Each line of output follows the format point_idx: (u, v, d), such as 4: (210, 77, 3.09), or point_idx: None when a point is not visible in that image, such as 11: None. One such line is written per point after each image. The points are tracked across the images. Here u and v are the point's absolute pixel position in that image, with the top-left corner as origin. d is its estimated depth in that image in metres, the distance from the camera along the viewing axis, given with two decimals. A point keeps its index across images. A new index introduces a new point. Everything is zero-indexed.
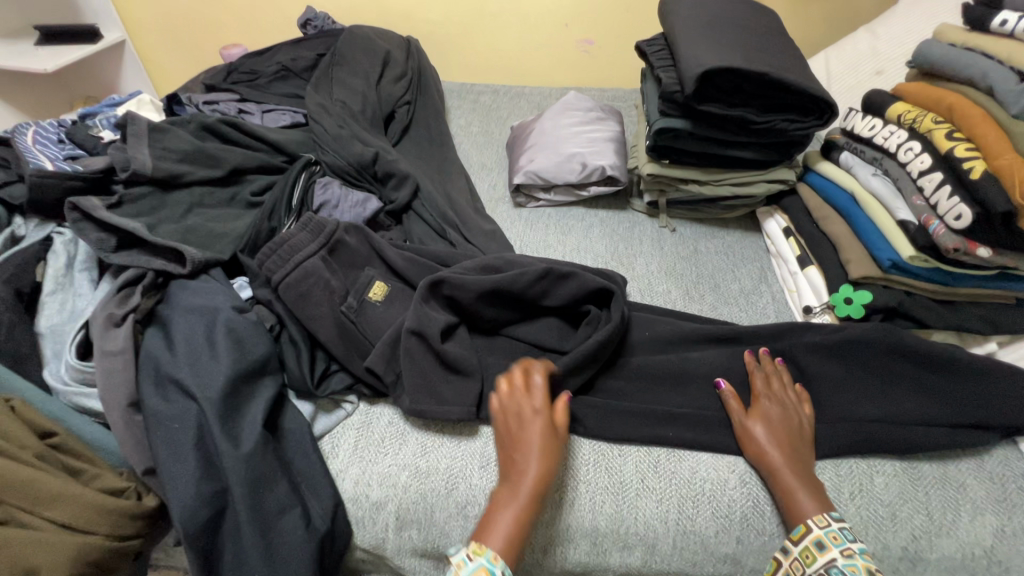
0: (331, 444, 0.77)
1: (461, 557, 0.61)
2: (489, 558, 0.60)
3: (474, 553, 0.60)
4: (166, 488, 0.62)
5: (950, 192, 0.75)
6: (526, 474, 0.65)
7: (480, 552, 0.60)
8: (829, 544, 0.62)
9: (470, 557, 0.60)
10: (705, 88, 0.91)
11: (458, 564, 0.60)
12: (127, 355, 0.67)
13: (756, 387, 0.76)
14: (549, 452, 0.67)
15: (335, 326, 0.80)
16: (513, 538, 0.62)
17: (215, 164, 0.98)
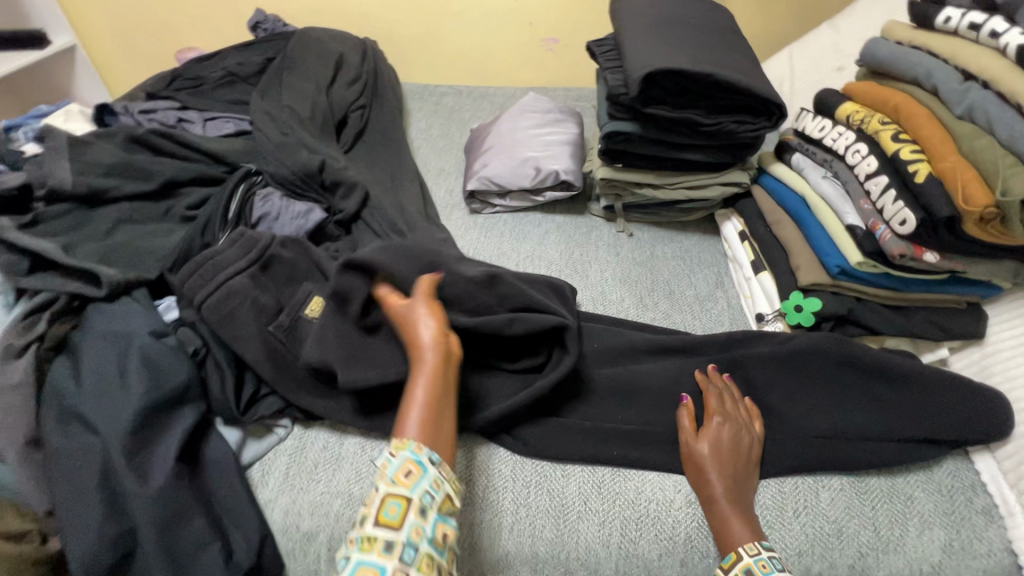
0: (261, 471, 0.73)
1: (385, 459, 0.57)
2: (411, 449, 0.57)
3: (396, 450, 0.57)
4: (67, 530, 0.58)
5: (895, 196, 0.72)
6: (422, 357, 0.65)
7: (401, 447, 0.57)
8: (758, 572, 0.60)
9: (391, 452, 0.57)
10: (650, 91, 0.88)
11: (381, 464, 0.57)
12: (28, 387, 0.64)
13: (711, 405, 0.73)
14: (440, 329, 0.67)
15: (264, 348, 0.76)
16: (430, 422, 0.60)
17: (146, 177, 0.93)
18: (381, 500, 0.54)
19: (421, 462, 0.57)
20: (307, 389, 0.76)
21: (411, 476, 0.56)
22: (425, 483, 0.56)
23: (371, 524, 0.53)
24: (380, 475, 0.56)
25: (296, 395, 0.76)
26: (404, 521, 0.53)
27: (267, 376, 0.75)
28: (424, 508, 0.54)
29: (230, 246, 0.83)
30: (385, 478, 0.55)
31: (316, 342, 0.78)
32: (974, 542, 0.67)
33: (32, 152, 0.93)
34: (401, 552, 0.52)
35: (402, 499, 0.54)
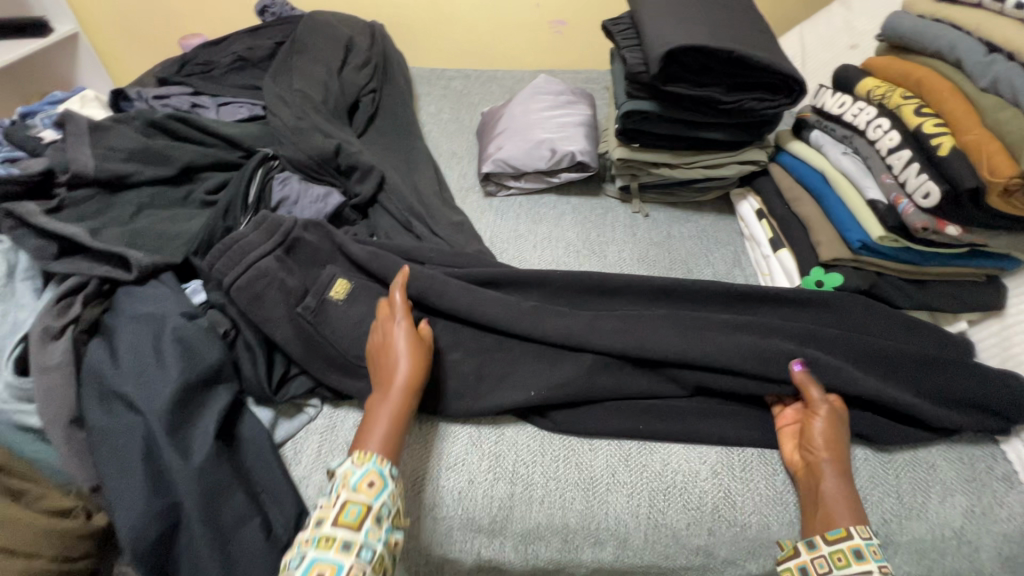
0: (294, 449, 0.74)
1: (348, 467, 0.61)
2: (375, 461, 0.61)
3: (360, 460, 0.61)
4: (112, 505, 0.59)
5: (918, 170, 0.73)
6: (394, 377, 0.68)
7: (365, 458, 0.62)
8: (868, 555, 0.59)
9: (355, 462, 0.61)
10: (670, 68, 0.88)
11: (344, 472, 0.60)
12: (67, 368, 0.65)
13: (809, 395, 0.70)
14: (415, 353, 0.70)
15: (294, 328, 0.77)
16: (389, 438, 0.64)
17: (165, 162, 0.93)
18: (342, 503, 0.58)
19: (382, 473, 0.61)
20: (335, 369, 0.77)
21: (374, 487, 0.60)
22: (386, 496, 0.60)
23: (329, 525, 0.57)
24: (342, 483, 0.60)
25: (326, 374, 0.77)
26: (361, 524, 0.57)
27: (297, 355, 0.76)
28: (374, 516, 0.58)
29: (254, 230, 0.83)
30: (348, 485, 0.59)
31: (342, 321, 0.79)
32: (995, 508, 0.69)
33: (50, 137, 0.93)
34: (359, 551, 0.56)
35: (362, 505, 0.58)
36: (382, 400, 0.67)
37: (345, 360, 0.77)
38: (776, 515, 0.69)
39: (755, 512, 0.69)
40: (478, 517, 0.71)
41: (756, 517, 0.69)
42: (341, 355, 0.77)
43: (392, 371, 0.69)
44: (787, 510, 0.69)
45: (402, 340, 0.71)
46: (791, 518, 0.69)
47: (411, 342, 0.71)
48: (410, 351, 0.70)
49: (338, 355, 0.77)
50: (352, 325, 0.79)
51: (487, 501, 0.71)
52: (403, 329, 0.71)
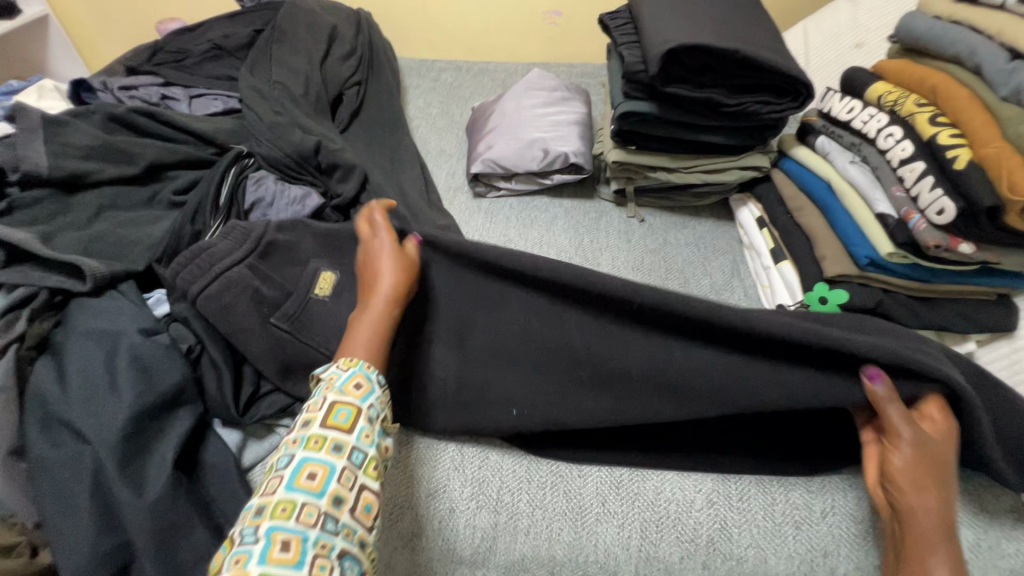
0: (264, 474, 0.69)
1: (333, 372, 0.57)
2: (363, 365, 0.58)
3: (345, 365, 0.57)
4: (56, 545, 0.54)
5: (932, 184, 0.69)
6: (379, 289, 0.65)
7: (350, 363, 0.58)
8: None
9: (341, 368, 0.57)
10: (670, 68, 0.83)
11: (328, 378, 0.56)
12: (10, 393, 0.60)
13: (886, 417, 0.61)
14: (402, 266, 0.68)
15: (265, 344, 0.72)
16: (376, 348, 0.61)
17: (129, 160, 0.87)
18: (331, 404, 0.53)
19: (369, 377, 0.57)
20: (311, 387, 0.72)
21: (361, 389, 0.56)
22: (374, 399, 0.56)
23: (283, 491, 0.47)
24: (328, 387, 0.55)
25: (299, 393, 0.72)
26: (353, 427, 0.53)
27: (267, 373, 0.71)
28: (365, 420, 0.54)
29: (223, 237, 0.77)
30: (333, 388, 0.55)
31: (322, 330, 0.73)
32: (1003, 542, 0.65)
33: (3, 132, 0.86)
34: (350, 454, 0.51)
35: (352, 407, 0.54)
36: (367, 308, 0.64)
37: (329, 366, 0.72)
38: (773, 548, 0.65)
39: (753, 545, 0.65)
40: (459, 549, 0.67)
41: (753, 551, 0.65)
42: (316, 373, 0.72)
43: (377, 283, 0.66)
44: (785, 543, 0.65)
45: (387, 256, 0.68)
46: (789, 551, 0.65)
47: (393, 255, 0.69)
48: (397, 265, 0.68)
49: (324, 360, 0.72)
50: (333, 331, 0.73)
51: (470, 532, 0.67)
52: (387, 245, 0.69)
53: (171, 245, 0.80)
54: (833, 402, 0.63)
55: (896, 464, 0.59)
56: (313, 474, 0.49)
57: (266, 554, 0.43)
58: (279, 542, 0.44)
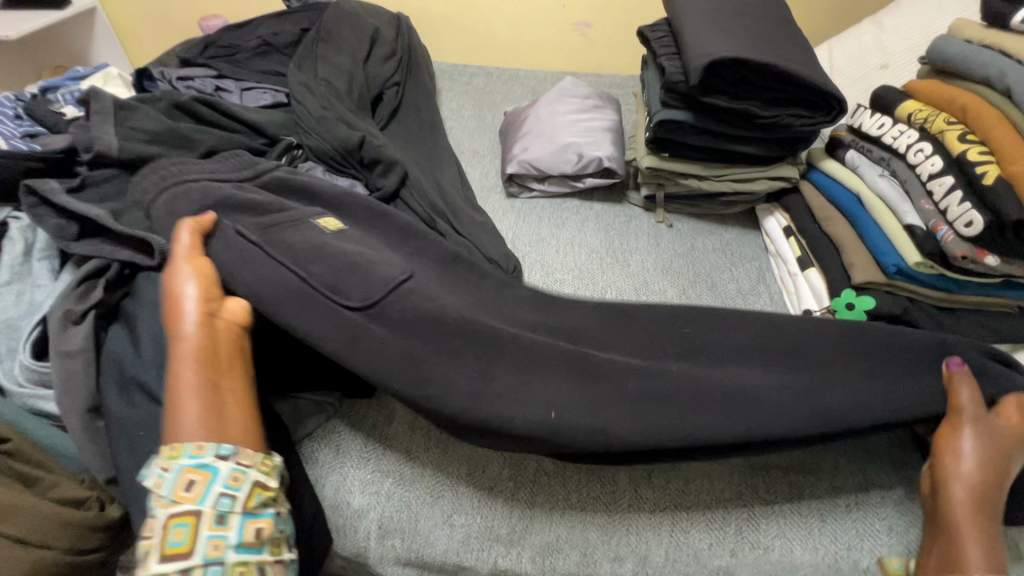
0: (312, 448, 0.73)
1: (157, 476, 0.52)
2: (189, 452, 0.53)
3: (168, 462, 0.53)
4: (128, 499, 0.58)
5: (961, 198, 0.72)
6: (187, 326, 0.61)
7: (175, 456, 0.53)
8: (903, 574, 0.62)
9: (165, 466, 0.52)
10: (709, 79, 0.87)
11: (155, 482, 0.52)
12: (87, 355, 0.64)
13: (959, 399, 0.64)
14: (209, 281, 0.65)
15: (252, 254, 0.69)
16: (206, 407, 0.57)
17: (189, 146, 0.92)
18: (165, 525, 0.51)
19: (202, 465, 0.53)
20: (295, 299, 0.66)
21: (196, 488, 0.52)
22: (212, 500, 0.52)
23: (155, 561, 0.50)
24: (157, 498, 0.52)
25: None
26: (196, 541, 0.51)
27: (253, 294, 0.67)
28: (218, 518, 0.52)
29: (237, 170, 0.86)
30: (163, 501, 0.52)
31: (289, 249, 0.70)
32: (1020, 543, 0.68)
33: (73, 114, 0.91)
34: (201, 574, 0.50)
35: (190, 517, 0.51)
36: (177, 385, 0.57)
37: (309, 288, 0.67)
38: (799, 540, 0.68)
39: (779, 535, 0.68)
40: (496, 526, 0.70)
41: (780, 541, 0.68)
42: (293, 288, 0.67)
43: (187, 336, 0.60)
44: (810, 535, 0.68)
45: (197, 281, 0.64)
46: (815, 543, 0.68)
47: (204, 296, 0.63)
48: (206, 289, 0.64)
49: (300, 281, 0.67)
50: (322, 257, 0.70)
51: (508, 511, 0.71)
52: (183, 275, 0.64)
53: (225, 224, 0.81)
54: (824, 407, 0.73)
55: (954, 447, 0.62)
56: (242, 570, 0.51)
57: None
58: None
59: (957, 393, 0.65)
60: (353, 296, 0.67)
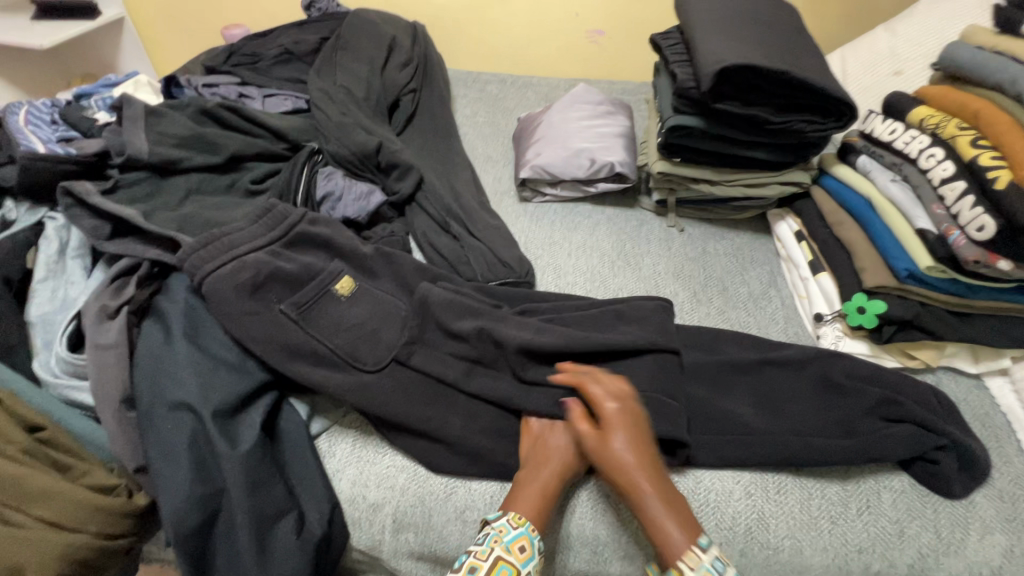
0: (328, 443, 0.75)
1: (504, 524, 0.61)
2: (530, 529, 0.61)
3: (515, 521, 0.62)
4: (157, 488, 0.61)
5: (972, 203, 0.73)
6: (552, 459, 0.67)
7: (522, 520, 0.62)
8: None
9: (511, 523, 0.61)
10: (721, 86, 0.88)
11: (498, 528, 0.61)
12: (120, 349, 0.66)
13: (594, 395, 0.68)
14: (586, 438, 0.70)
15: (270, 326, 0.71)
16: (541, 510, 0.64)
17: (214, 150, 0.95)
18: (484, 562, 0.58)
19: (534, 543, 0.61)
20: (319, 367, 0.72)
21: None
22: (534, 565, 0.60)
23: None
24: (495, 538, 0.60)
25: (304, 370, 0.71)
26: None
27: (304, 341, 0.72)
28: (471, 568, 0.58)
29: (252, 223, 0.80)
30: (503, 544, 0.60)
31: (328, 322, 0.75)
32: None
33: (105, 120, 0.95)
34: None
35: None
36: (541, 474, 0.66)
37: (336, 358, 0.73)
38: (809, 541, 0.68)
39: (789, 536, 0.68)
40: None
41: (789, 541, 0.68)
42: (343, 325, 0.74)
43: (571, 427, 0.70)
44: (821, 537, 0.68)
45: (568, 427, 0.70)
46: (824, 545, 0.68)
47: (624, 414, 0.66)
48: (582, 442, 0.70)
49: (328, 352, 0.73)
50: (345, 327, 0.75)
51: None
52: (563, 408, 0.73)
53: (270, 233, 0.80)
54: (834, 422, 0.75)
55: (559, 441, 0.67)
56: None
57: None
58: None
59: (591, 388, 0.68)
60: (369, 361, 0.74)
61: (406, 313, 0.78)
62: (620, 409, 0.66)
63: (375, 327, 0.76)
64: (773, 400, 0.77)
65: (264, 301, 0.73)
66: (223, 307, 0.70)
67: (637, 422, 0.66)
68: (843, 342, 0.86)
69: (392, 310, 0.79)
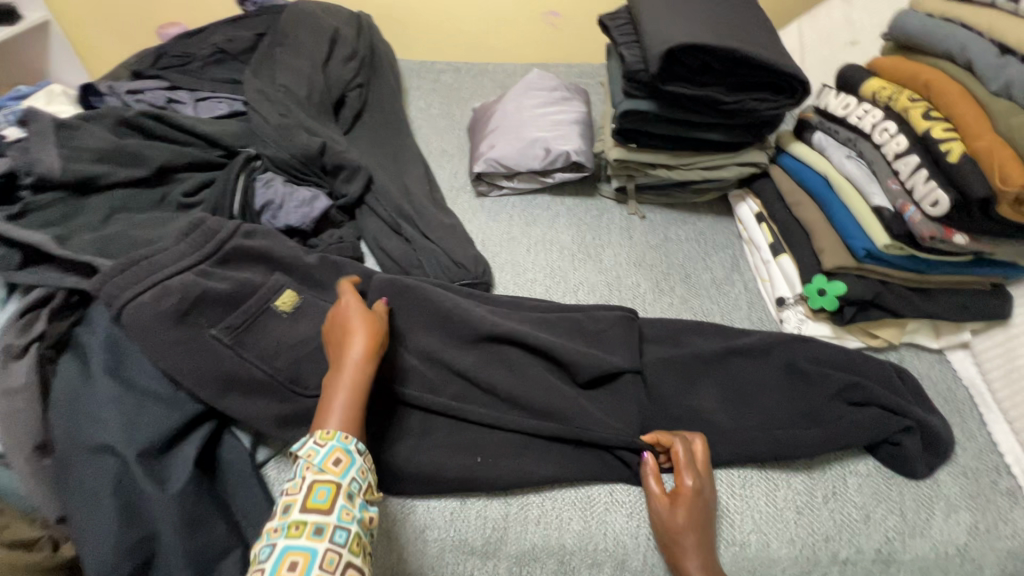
0: (276, 471, 0.70)
1: (310, 447, 0.55)
2: (341, 438, 0.56)
3: (321, 439, 0.56)
4: (81, 539, 0.56)
5: (927, 176, 0.71)
6: (349, 353, 0.62)
7: (327, 437, 0.56)
8: None
9: (317, 443, 0.55)
10: (671, 67, 0.84)
11: (305, 454, 0.54)
12: (32, 390, 0.61)
13: (680, 460, 0.67)
14: (376, 328, 0.65)
15: (200, 353, 0.66)
16: (351, 411, 0.59)
17: (138, 164, 0.89)
18: (309, 486, 0.52)
19: (349, 450, 0.55)
20: (257, 394, 0.68)
21: (340, 465, 0.54)
22: (355, 470, 0.55)
23: (296, 511, 0.51)
24: (306, 466, 0.54)
25: (244, 400, 0.67)
26: (333, 506, 0.52)
27: (241, 367, 0.67)
28: (286, 507, 0.52)
29: (179, 241, 0.74)
30: (313, 467, 0.53)
31: (267, 344, 0.71)
32: (999, 524, 0.67)
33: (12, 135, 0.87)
34: (331, 534, 0.50)
35: (331, 484, 0.53)
36: (338, 379, 0.60)
37: (276, 383, 0.69)
38: (775, 533, 0.67)
39: (755, 530, 0.67)
40: (470, 538, 0.68)
41: (756, 535, 0.66)
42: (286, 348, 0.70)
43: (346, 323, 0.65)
44: (787, 528, 0.67)
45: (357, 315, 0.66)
46: (790, 536, 0.66)
47: (698, 491, 0.65)
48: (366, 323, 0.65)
49: (268, 377, 0.69)
50: (286, 346, 0.71)
51: (481, 522, 0.69)
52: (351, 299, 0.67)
53: (198, 249, 0.74)
54: (797, 411, 0.73)
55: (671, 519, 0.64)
56: (294, 562, 0.48)
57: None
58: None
59: (677, 452, 0.67)
60: (313, 385, 0.71)
61: None
62: (696, 485, 0.65)
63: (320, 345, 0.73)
64: (736, 391, 0.76)
65: (195, 327, 0.68)
66: (147, 337, 0.65)
67: (706, 502, 0.66)
68: (806, 325, 0.84)
69: None
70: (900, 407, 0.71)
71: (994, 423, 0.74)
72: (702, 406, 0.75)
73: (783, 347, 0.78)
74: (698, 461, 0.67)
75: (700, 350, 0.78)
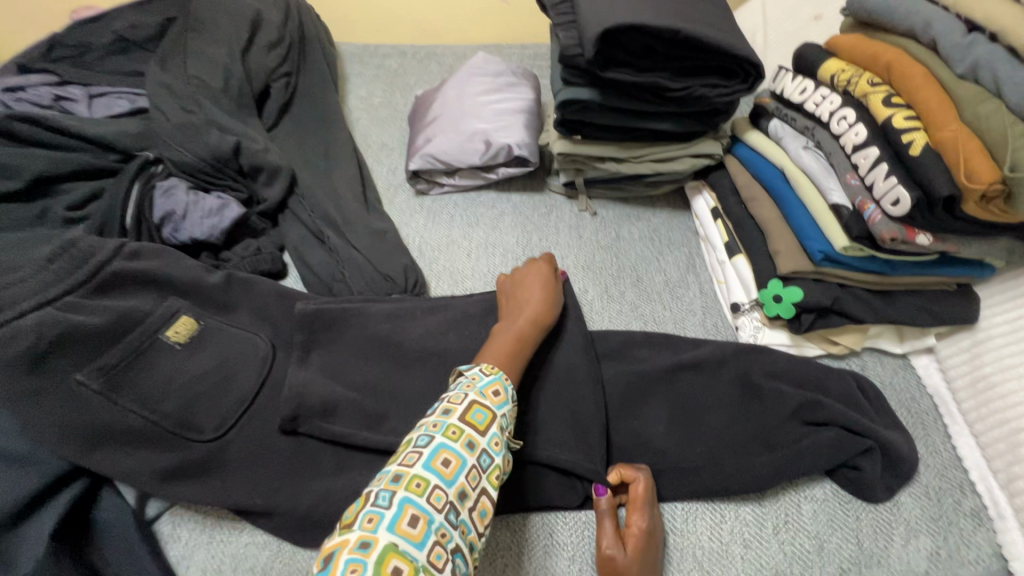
0: (171, 526, 0.62)
1: (475, 373, 0.55)
2: (502, 374, 0.56)
3: (487, 369, 0.56)
4: None
5: (887, 171, 0.63)
6: (529, 308, 0.66)
7: (492, 369, 0.56)
8: None
9: (482, 371, 0.56)
10: (609, 50, 0.75)
11: (470, 375, 0.55)
12: None
13: (639, 499, 0.61)
14: (550, 291, 0.69)
15: (63, 404, 0.59)
16: (510, 359, 0.60)
17: (9, 175, 0.79)
18: (470, 403, 0.52)
19: (507, 387, 0.55)
20: (133, 442, 0.60)
21: (499, 396, 0.54)
22: (510, 408, 0.54)
23: (456, 418, 0.50)
24: (469, 385, 0.54)
25: (118, 453, 0.59)
26: (488, 429, 0.51)
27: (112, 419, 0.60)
28: (445, 410, 0.51)
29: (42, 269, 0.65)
30: (474, 387, 0.53)
31: (150, 384, 0.62)
32: (962, 549, 0.62)
33: None
34: (479, 458, 0.49)
35: (489, 411, 0.52)
36: (518, 325, 0.64)
37: (162, 429, 0.61)
38: (720, 571, 0.61)
39: (698, 569, 0.61)
40: None
41: (698, 575, 0.60)
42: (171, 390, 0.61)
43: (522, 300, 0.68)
44: (733, 565, 0.61)
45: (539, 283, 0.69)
46: (736, 573, 0.61)
47: (653, 535, 0.59)
48: (545, 289, 0.69)
49: (147, 422, 0.61)
50: (175, 386, 0.63)
51: None
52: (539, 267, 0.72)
53: (66, 278, 0.65)
54: (751, 433, 0.67)
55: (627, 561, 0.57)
56: (447, 461, 0.47)
57: (395, 523, 0.42)
58: (409, 516, 0.43)
59: (638, 491, 0.61)
60: (207, 428, 0.62)
61: (260, 358, 0.68)
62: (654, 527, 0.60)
63: (217, 382, 0.65)
64: (686, 413, 0.69)
65: (56, 372, 0.60)
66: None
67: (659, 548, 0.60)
68: (762, 333, 0.77)
69: (245, 352, 0.68)
70: (857, 424, 0.65)
71: (959, 436, 0.69)
72: (647, 430, 0.68)
73: (737, 360, 0.71)
74: (654, 503, 0.62)
75: (647, 368, 0.71)
